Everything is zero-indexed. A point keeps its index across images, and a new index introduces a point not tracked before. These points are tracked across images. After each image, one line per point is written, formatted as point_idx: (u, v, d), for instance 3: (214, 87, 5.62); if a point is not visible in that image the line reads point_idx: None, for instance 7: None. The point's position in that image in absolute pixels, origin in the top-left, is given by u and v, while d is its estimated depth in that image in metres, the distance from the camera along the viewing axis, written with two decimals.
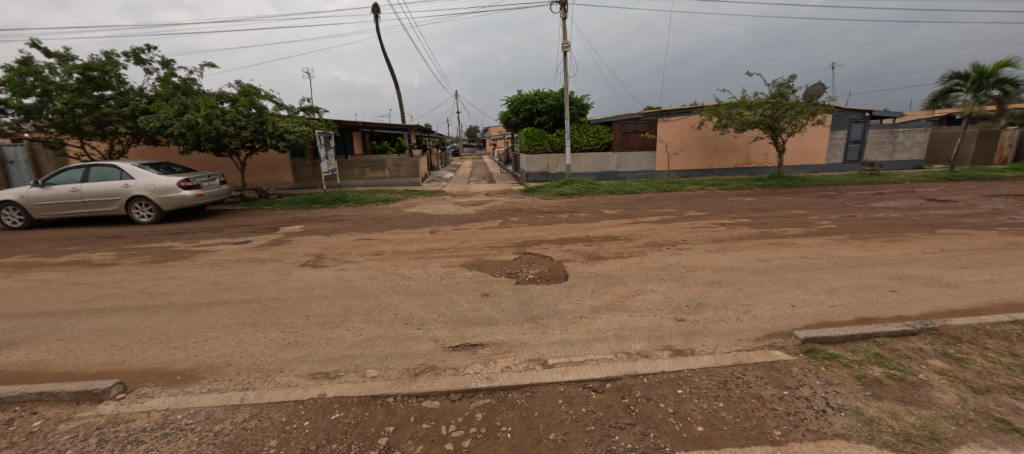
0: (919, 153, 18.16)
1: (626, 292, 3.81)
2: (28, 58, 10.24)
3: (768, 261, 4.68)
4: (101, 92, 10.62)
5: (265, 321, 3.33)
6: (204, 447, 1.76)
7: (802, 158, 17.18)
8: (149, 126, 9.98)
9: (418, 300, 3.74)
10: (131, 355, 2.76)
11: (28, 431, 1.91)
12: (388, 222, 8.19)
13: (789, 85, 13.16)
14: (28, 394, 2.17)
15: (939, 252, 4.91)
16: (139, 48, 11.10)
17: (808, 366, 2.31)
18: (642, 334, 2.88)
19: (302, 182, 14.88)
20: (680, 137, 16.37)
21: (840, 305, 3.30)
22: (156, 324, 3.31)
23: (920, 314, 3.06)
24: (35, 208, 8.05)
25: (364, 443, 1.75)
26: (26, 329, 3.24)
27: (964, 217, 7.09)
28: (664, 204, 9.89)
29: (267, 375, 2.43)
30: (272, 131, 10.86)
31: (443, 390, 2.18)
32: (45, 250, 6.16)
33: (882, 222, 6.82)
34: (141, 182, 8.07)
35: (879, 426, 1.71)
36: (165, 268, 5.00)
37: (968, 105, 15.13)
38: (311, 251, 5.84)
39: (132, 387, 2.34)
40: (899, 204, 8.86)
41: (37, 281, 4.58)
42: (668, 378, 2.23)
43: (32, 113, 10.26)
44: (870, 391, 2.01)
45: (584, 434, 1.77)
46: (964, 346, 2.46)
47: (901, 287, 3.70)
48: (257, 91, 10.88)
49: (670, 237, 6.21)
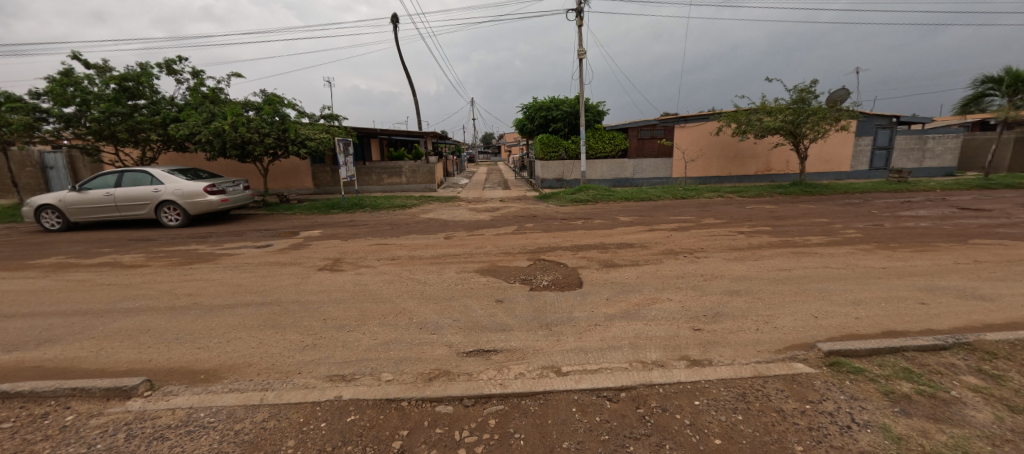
0: (953, 160, 17.42)
1: (641, 300, 3.76)
2: (69, 70, 10.84)
3: (790, 271, 4.54)
4: (135, 101, 11.15)
5: (285, 322, 3.45)
6: (226, 444, 1.81)
7: (824, 165, 16.76)
8: (179, 134, 10.47)
9: (433, 305, 3.78)
10: (157, 354, 2.87)
11: (62, 425, 2.01)
12: (404, 227, 8.33)
13: (811, 90, 12.87)
14: (62, 390, 2.30)
15: (973, 263, 4.67)
16: (172, 60, 11.66)
17: (831, 380, 2.24)
18: (658, 343, 2.84)
19: (322, 187, 15.31)
20: (697, 143, 16.16)
21: (865, 317, 3.18)
22: (181, 324, 3.46)
23: (953, 328, 2.92)
24: (73, 212, 8.53)
25: (378, 446, 1.78)
26: (63, 327, 3.42)
27: (1000, 227, 6.78)
28: (681, 211, 9.74)
29: (286, 377, 2.50)
30: (295, 138, 11.25)
31: (457, 396, 2.20)
32: (80, 252, 6.49)
33: (913, 231, 6.56)
34: (170, 186, 8.42)
35: (908, 444, 1.64)
36: (191, 270, 5.21)
37: (1004, 110, 14.38)
38: (329, 255, 5.98)
39: (158, 385, 2.44)
40: (929, 212, 8.49)
41: (73, 280, 4.84)
42: (684, 389, 2.19)
43: (71, 122, 10.85)
44: (898, 407, 1.93)
45: (599, 444, 1.75)
46: (1000, 362, 2.34)
47: (932, 299, 3.55)
48: (280, 100, 11.27)
49: (687, 245, 6.09)
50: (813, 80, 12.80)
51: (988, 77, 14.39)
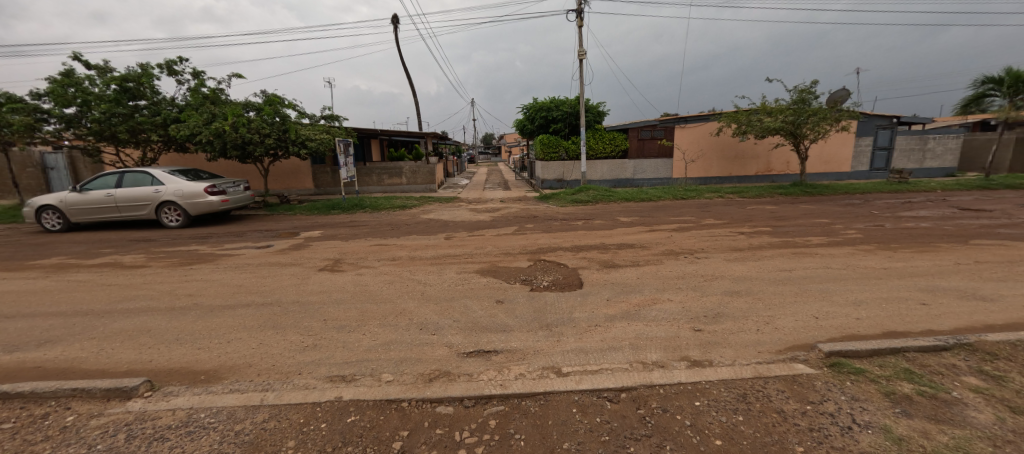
0: (953, 161, 17.42)
1: (642, 301, 3.75)
2: (70, 71, 10.86)
3: (790, 271, 4.53)
4: (136, 102, 11.17)
5: (285, 323, 3.45)
6: (226, 445, 1.81)
7: (825, 166, 16.75)
8: (180, 134, 10.48)
9: (433, 306, 3.78)
10: (157, 355, 2.88)
11: (62, 425, 2.01)
12: (404, 228, 8.34)
13: (811, 91, 12.87)
14: (62, 390, 2.30)
15: (973, 263, 4.66)
16: (173, 61, 11.67)
17: (832, 380, 2.24)
18: (659, 344, 2.84)
19: (322, 188, 15.33)
20: (698, 144, 16.16)
21: (866, 318, 3.18)
22: (182, 324, 3.46)
23: (954, 329, 2.91)
24: (74, 213, 8.54)
25: (379, 446, 1.78)
26: (63, 328, 3.42)
27: (1001, 227, 6.77)
28: (681, 212, 9.74)
29: (286, 377, 2.50)
30: (295, 138, 11.26)
31: (457, 396, 2.19)
32: (81, 252, 6.50)
33: (913, 232, 6.55)
34: (170, 187, 8.43)
35: (909, 445, 1.64)
36: (191, 270, 5.21)
37: (1004, 110, 14.37)
38: (329, 255, 5.98)
39: (158, 386, 2.44)
40: (929, 213, 8.48)
41: (74, 281, 4.85)
42: (685, 390, 2.19)
43: (72, 122, 10.86)
44: (899, 408, 1.93)
45: (599, 445, 1.75)
46: (1001, 362, 2.34)
47: (932, 300, 3.54)
48: (281, 100, 11.29)
49: (687, 245, 6.08)
50: (813, 80, 12.80)
51: (989, 78, 14.39)
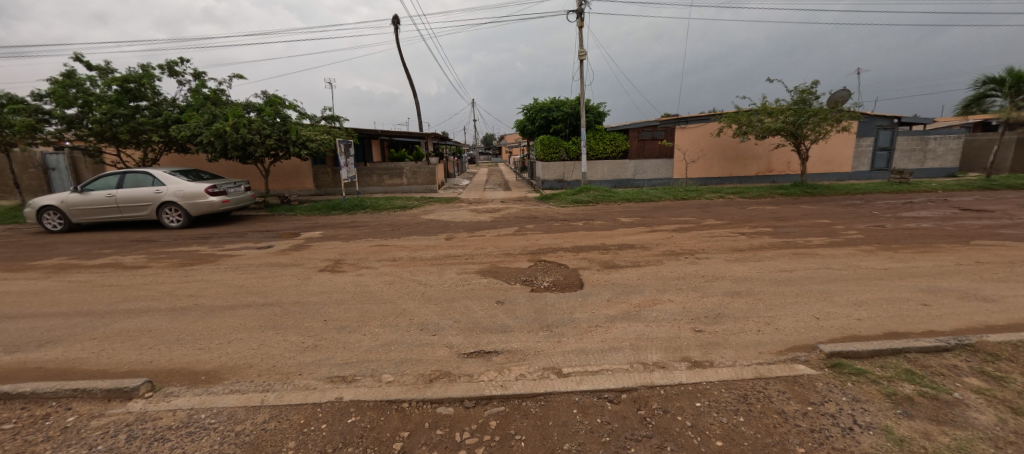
0: (954, 161, 17.39)
1: (643, 301, 3.75)
2: (72, 72, 10.89)
3: (791, 272, 4.52)
4: (137, 102, 11.19)
5: (285, 323, 3.45)
6: (227, 445, 1.81)
7: (825, 166, 16.73)
8: (181, 135, 10.50)
9: (433, 307, 3.78)
10: (158, 355, 2.88)
11: (62, 426, 2.01)
12: (405, 228, 8.34)
13: (812, 91, 12.87)
14: (63, 391, 2.30)
15: (975, 264, 4.65)
16: (173, 62, 11.70)
17: (833, 381, 2.24)
18: (659, 345, 2.83)
19: (322, 189, 15.35)
20: (698, 144, 16.15)
21: (867, 319, 3.18)
22: (183, 325, 3.46)
23: (956, 330, 2.91)
24: (75, 213, 8.56)
25: (379, 447, 1.78)
26: (65, 328, 3.42)
27: (1002, 228, 6.75)
28: (682, 212, 9.74)
29: (286, 378, 2.50)
30: (296, 139, 11.26)
31: (457, 397, 2.19)
32: (82, 253, 6.51)
33: (914, 232, 6.54)
34: (171, 188, 8.44)
35: (910, 446, 1.63)
36: (192, 271, 5.21)
37: (1005, 111, 14.34)
38: (330, 256, 5.99)
39: (159, 386, 2.44)
40: (930, 213, 8.47)
41: (75, 281, 4.85)
42: (685, 391, 2.19)
43: (73, 123, 10.89)
44: (900, 409, 1.92)
45: (599, 445, 1.75)
46: (1002, 363, 2.33)
47: (934, 300, 3.54)
48: (281, 101, 11.31)
49: (688, 246, 6.08)
50: (814, 80, 12.80)
51: (989, 78, 14.38)
